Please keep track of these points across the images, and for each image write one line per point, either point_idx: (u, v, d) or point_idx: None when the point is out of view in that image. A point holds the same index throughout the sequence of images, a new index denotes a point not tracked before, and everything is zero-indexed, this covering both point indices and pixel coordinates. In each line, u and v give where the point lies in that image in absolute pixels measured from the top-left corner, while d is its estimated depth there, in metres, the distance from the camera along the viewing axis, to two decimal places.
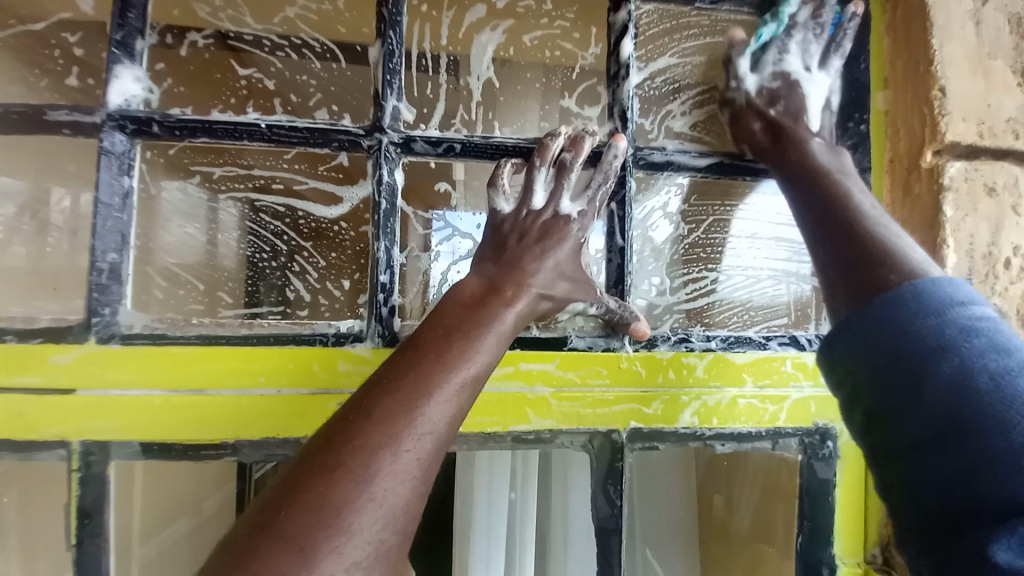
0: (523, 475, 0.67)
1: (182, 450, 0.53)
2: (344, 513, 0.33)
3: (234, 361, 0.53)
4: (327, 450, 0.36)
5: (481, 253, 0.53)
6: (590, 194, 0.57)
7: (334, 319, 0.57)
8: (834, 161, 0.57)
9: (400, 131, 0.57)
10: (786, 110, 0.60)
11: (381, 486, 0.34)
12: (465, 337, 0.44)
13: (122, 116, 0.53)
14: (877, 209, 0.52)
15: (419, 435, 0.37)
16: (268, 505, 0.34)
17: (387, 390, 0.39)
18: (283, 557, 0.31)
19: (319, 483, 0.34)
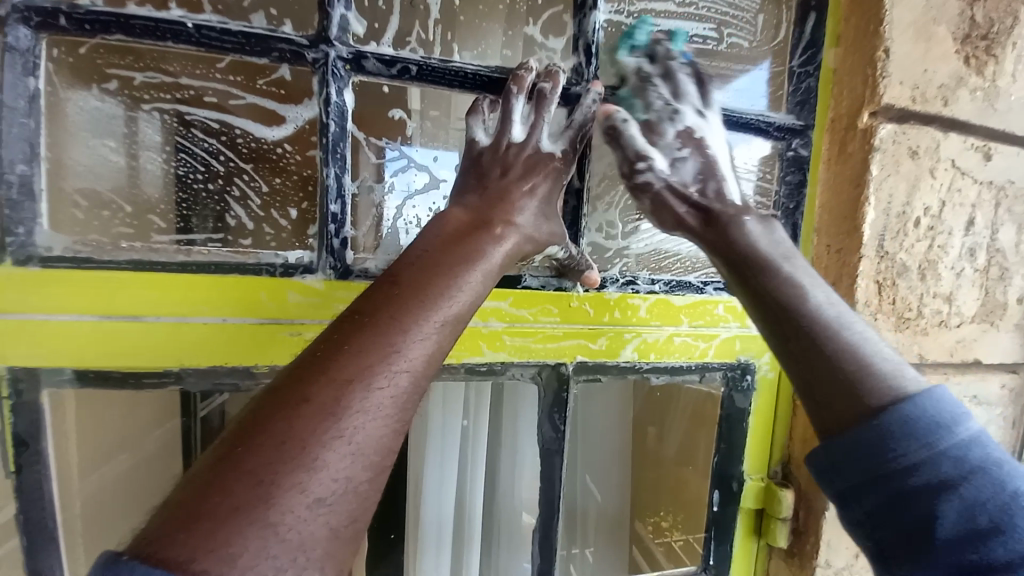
0: (476, 405, 0.70)
1: (122, 378, 0.51)
2: (312, 446, 0.34)
3: (173, 289, 0.51)
4: (297, 386, 0.36)
5: (462, 188, 0.52)
6: (568, 130, 0.56)
7: (281, 249, 0.55)
8: (763, 247, 0.53)
9: (349, 45, 0.53)
10: (706, 189, 0.57)
11: (352, 422, 0.35)
12: (446, 276, 0.43)
13: (24, 4, 0.46)
14: (833, 310, 0.49)
15: (395, 372, 0.38)
16: (232, 436, 0.34)
17: (359, 326, 0.39)
18: (247, 489, 0.32)
19: (286, 419, 0.34)
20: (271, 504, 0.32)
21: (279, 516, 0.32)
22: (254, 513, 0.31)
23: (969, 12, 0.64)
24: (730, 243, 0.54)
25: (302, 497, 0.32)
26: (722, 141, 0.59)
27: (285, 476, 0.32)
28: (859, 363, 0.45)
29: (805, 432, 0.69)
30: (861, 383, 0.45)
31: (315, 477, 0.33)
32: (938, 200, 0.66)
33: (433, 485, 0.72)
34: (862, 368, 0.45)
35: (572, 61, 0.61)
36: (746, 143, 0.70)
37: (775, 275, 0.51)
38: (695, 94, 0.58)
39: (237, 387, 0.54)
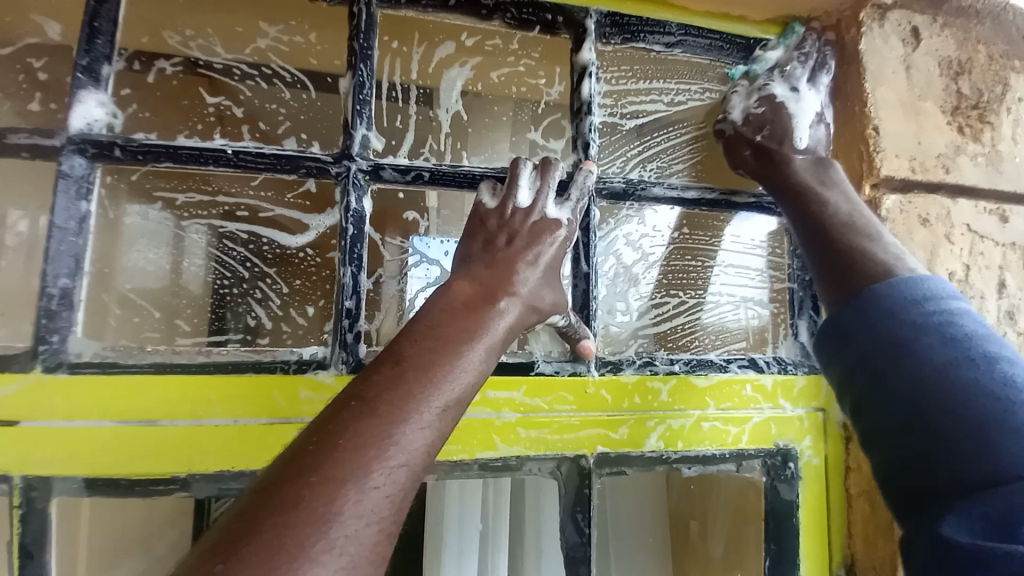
0: (494, 503, 0.65)
1: (129, 486, 0.50)
2: (299, 561, 0.30)
3: (189, 391, 0.51)
4: (286, 483, 0.33)
5: (469, 259, 0.53)
6: (570, 205, 0.59)
7: (297, 345, 0.56)
8: (811, 175, 0.61)
9: (368, 159, 0.58)
10: (772, 135, 0.65)
11: (344, 529, 0.32)
12: (451, 355, 0.42)
13: (83, 139, 0.53)
14: (851, 213, 0.55)
15: (392, 467, 0.36)
16: (213, 547, 0.31)
17: (359, 413, 0.37)
18: None
19: (273, 527, 0.31)
20: None
21: None
22: None
23: (953, 88, 0.68)
24: (779, 176, 0.63)
25: None
26: (751, 98, 0.68)
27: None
28: (853, 245, 0.52)
29: (867, 529, 0.61)
30: (858, 256, 0.51)
31: None
32: (962, 264, 0.64)
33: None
34: (854, 249, 0.52)
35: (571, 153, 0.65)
36: (754, 219, 0.70)
37: (807, 194, 0.59)
38: (804, 78, 0.67)
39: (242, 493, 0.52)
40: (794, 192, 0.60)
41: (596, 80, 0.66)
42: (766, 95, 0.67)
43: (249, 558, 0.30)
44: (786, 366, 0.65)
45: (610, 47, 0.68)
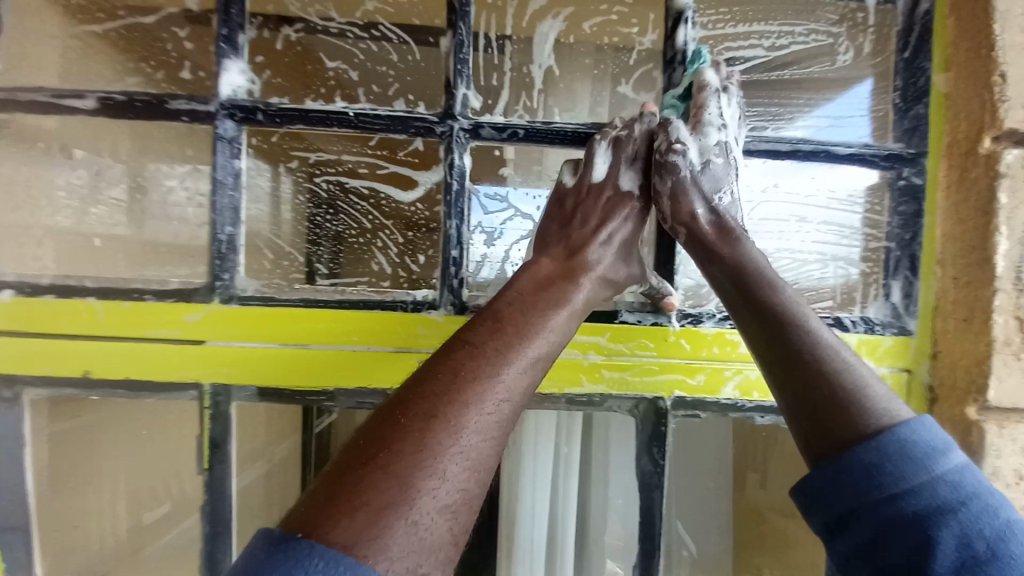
0: (567, 434, 0.72)
1: (290, 394, 0.63)
2: (440, 458, 0.40)
3: (331, 323, 0.62)
4: (422, 402, 0.42)
5: (548, 239, 0.60)
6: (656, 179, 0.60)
7: (412, 288, 0.65)
8: (764, 268, 0.56)
9: (469, 118, 0.63)
10: (711, 201, 0.59)
11: (467, 438, 0.41)
12: (539, 315, 0.51)
13: (232, 104, 0.62)
14: (830, 335, 0.51)
15: (500, 398, 0.44)
16: (369, 444, 0.40)
17: (471, 354, 0.46)
18: (388, 487, 0.38)
19: (418, 431, 0.40)
20: (413, 504, 0.38)
21: (414, 516, 0.37)
22: (398, 510, 0.37)
23: None
24: (726, 264, 0.56)
25: (432, 501, 0.38)
26: (710, 134, 0.59)
27: (419, 483, 0.38)
28: (851, 387, 0.48)
29: None
30: (852, 418, 0.46)
31: (440, 486, 0.39)
32: None
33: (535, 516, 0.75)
34: (856, 392, 0.47)
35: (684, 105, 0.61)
36: (849, 172, 0.68)
37: (759, 296, 0.54)
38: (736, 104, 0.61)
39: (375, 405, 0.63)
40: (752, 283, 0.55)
41: (692, 26, 0.65)
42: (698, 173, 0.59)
43: (399, 452, 0.39)
44: (873, 326, 0.66)
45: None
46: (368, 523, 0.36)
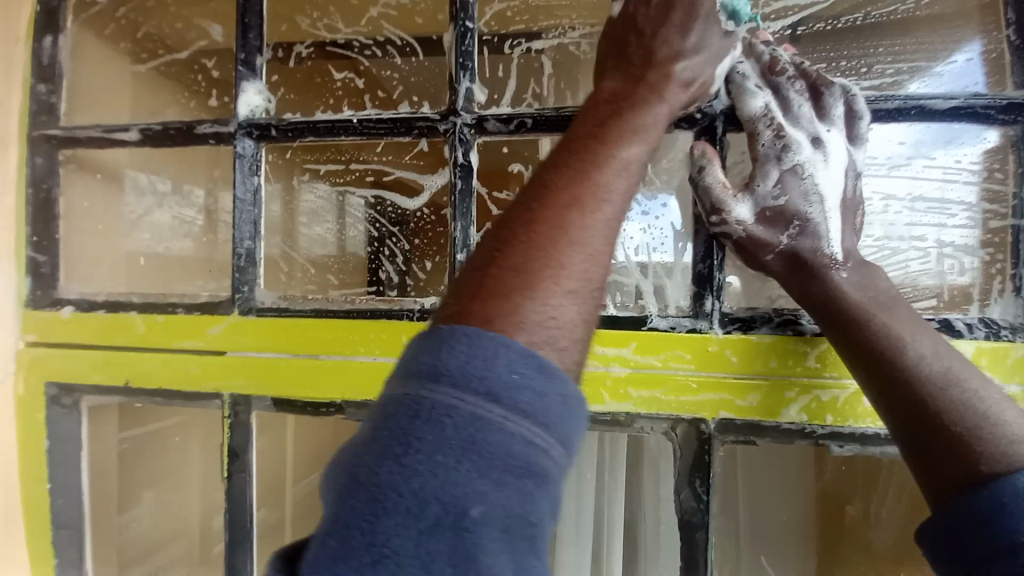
0: (610, 457, 0.63)
1: (302, 406, 0.62)
2: (562, 248, 0.37)
3: (337, 333, 0.60)
4: (545, 203, 0.39)
5: (601, 57, 0.49)
6: (759, 194, 0.50)
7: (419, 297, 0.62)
8: (872, 296, 0.47)
9: (473, 112, 0.59)
10: (801, 230, 0.49)
11: (579, 232, 0.38)
12: (623, 121, 0.43)
13: (249, 123, 0.62)
14: (940, 364, 0.43)
15: (605, 199, 0.39)
16: (480, 254, 0.38)
17: (580, 159, 0.41)
18: (515, 279, 0.35)
19: (526, 228, 0.38)
20: (542, 291, 0.35)
21: (543, 307, 0.35)
22: (522, 295, 0.35)
23: None
24: (821, 296, 0.48)
25: (558, 289, 0.36)
26: (770, 175, 0.50)
27: (544, 271, 0.36)
28: (960, 424, 0.41)
29: None
30: (965, 461, 0.39)
31: (565, 275, 0.36)
32: None
33: (570, 547, 0.66)
34: (970, 432, 0.40)
35: (755, 111, 0.51)
36: (956, 133, 0.53)
37: (863, 326, 0.46)
38: (808, 112, 0.50)
39: None
40: (850, 315, 0.47)
41: None
42: (804, 183, 0.49)
43: (514, 253, 0.37)
44: (998, 330, 0.50)
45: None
46: (494, 309, 0.34)
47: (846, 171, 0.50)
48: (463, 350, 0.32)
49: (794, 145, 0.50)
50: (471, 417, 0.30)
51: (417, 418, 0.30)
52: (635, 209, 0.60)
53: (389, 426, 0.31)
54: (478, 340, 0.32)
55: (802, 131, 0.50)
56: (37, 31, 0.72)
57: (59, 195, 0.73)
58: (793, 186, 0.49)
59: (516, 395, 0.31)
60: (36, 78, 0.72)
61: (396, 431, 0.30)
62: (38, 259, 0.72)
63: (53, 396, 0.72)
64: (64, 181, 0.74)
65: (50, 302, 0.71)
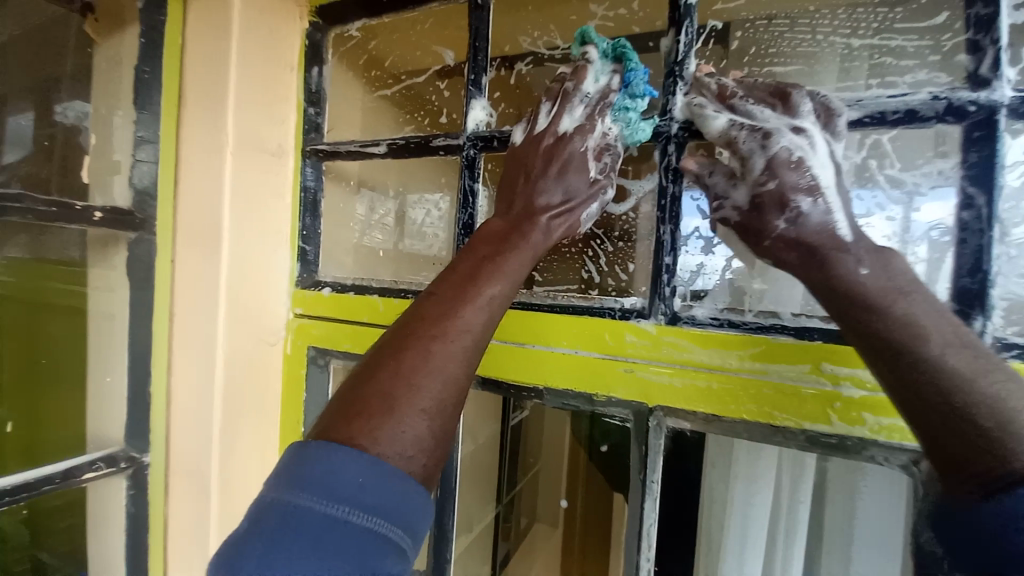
0: (794, 474, 0.64)
1: (509, 389, 0.70)
2: (411, 378, 0.46)
3: (545, 326, 0.67)
4: (402, 338, 0.48)
5: (508, 172, 0.63)
6: (752, 181, 0.54)
7: (619, 296, 0.65)
8: (888, 278, 0.45)
9: (684, 117, 0.60)
10: (790, 215, 0.51)
11: (435, 360, 0.47)
12: (492, 263, 0.53)
13: (476, 136, 0.72)
14: (964, 357, 0.40)
15: (461, 333, 0.48)
16: (350, 382, 0.47)
17: (431, 298, 0.52)
18: (377, 405, 0.44)
19: (389, 361, 0.47)
20: (397, 411, 0.44)
21: (399, 424, 0.44)
22: (382, 418, 0.44)
23: None
24: (847, 290, 0.46)
25: (414, 405, 0.45)
26: (756, 166, 0.53)
27: (403, 397, 0.45)
28: (962, 401, 0.39)
29: None
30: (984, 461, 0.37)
31: (416, 400, 0.45)
32: None
33: (735, 552, 0.68)
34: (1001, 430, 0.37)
35: (720, 128, 0.55)
36: None
37: (883, 319, 0.44)
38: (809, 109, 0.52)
39: (578, 407, 0.66)
40: (864, 304, 0.45)
41: None
42: (798, 165, 0.51)
43: (378, 380, 0.46)
44: None
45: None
46: (365, 425, 0.44)
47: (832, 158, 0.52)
48: (333, 460, 0.42)
49: (779, 131, 0.52)
50: (331, 511, 0.40)
51: (284, 522, 0.40)
52: (879, 212, 0.57)
53: (268, 519, 0.40)
54: (332, 453, 0.42)
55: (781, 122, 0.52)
56: (307, 63, 0.91)
57: (322, 197, 0.94)
58: (782, 168, 0.51)
59: (364, 498, 0.41)
60: (308, 102, 0.92)
61: (267, 534, 0.39)
62: (307, 248, 0.93)
63: (312, 357, 0.91)
64: (324, 187, 0.95)
65: (312, 282, 0.92)
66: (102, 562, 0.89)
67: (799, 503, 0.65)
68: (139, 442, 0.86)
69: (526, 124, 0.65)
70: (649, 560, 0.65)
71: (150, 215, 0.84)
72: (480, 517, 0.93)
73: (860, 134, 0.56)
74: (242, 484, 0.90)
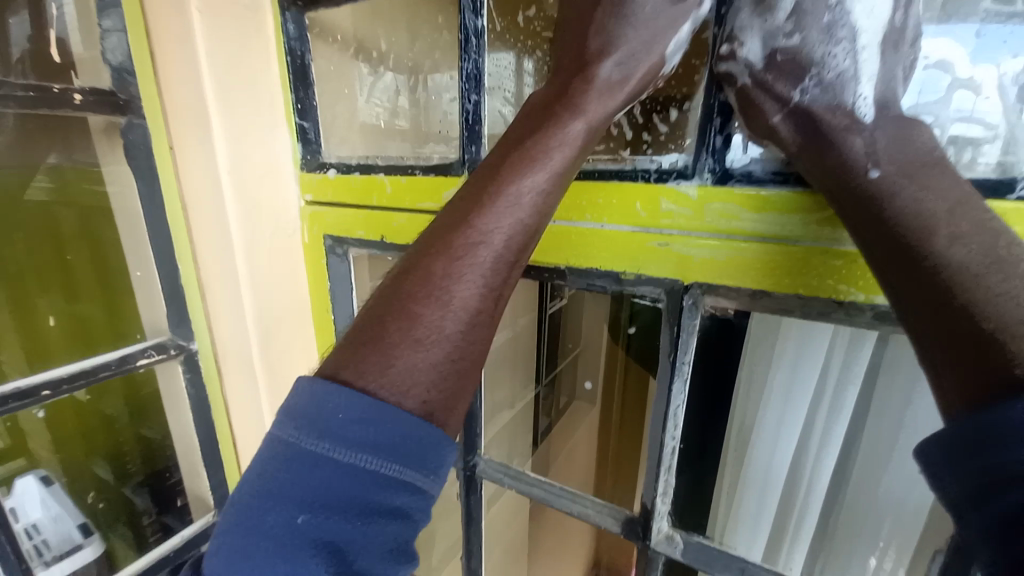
0: (847, 357, 0.58)
1: (527, 268, 0.64)
2: (439, 283, 0.42)
3: (567, 196, 0.57)
4: (426, 250, 0.44)
5: (582, 16, 0.46)
6: (771, 28, 0.40)
7: (657, 153, 0.53)
8: (902, 167, 0.37)
9: None
10: (817, 79, 0.39)
11: (462, 261, 0.42)
12: (543, 137, 0.44)
13: None
14: (977, 246, 0.33)
15: (503, 210, 0.43)
16: (375, 307, 0.43)
17: (463, 199, 0.45)
18: (413, 313, 0.41)
19: (420, 273, 0.43)
20: (425, 315, 0.41)
21: (421, 337, 0.41)
22: (413, 330, 0.41)
23: None
24: (841, 165, 0.38)
25: (437, 306, 0.42)
26: (784, 2, 0.39)
27: (430, 304, 0.42)
28: (962, 296, 0.32)
29: None
30: (976, 356, 0.31)
31: (443, 303, 0.42)
32: None
33: (770, 432, 0.65)
34: (1002, 326, 0.30)
35: None
36: None
37: (873, 199, 0.37)
38: None
39: (605, 288, 0.59)
40: (860, 196, 0.37)
41: None
42: (832, 12, 0.38)
43: (409, 294, 0.42)
44: None
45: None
46: (362, 356, 0.41)
47: None
48: (341, 414, 0.38)
49: None
50: (345, 460, 0.38)
51: (287, 462, 0.38)
52: None
53: (283, 467, 0.38)
54: (353, 406, 0.38)
55: None
56: None
57: (311, 61, 0.81)
58: (811, 16, 0.38)
59: (360, 441, 0.38)
60: None
61: (275, 469, 0.38)
62: (305, 125, 0.83)
63: (329, 245, 0.88)
64: (313, 48, 0.81)
65: (318, 164, 0.84)
66: (180, 433, 1.00)
67: (850, 378, 0.59)
68: (184, 330, 0.90)
69: None
70: (676, 439, 0.61)
71: (133, 94, 0.76)
72: (522, 393, 1.00)
73: None
74: (281, 364, 0.94)
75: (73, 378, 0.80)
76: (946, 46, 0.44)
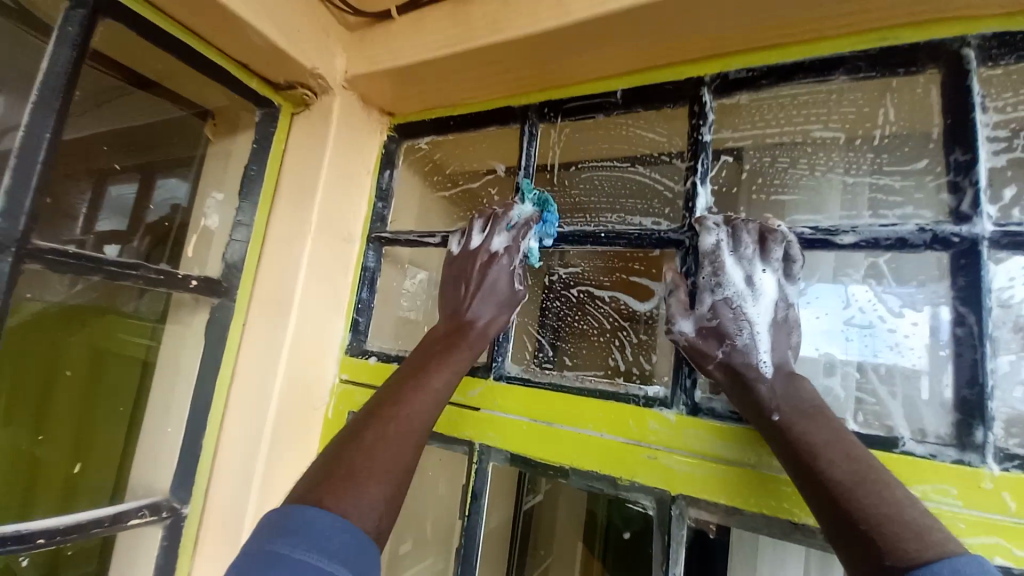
0: None
1: (534, 464, 0.74)
2: (379, 442, 0.58)
3: (573, 408, 0.72)
4: (365, 421, 0.61)
5: (456, 287, 0.76)
6: (698, 314, 0.64)
7: (643, 383, 0.71)
8: (795, 408, 0.54)
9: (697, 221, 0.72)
10: (729, 347, 0.60)
11: (391, 425, 0.60)
12: (444, 350, 0.69)
13: None
14: (849, 469, 0.48)
15: (421, 392, 0.64)
16: (324, 466, 0.57)
17: (392, 388, 0.65)
18: (357, 464, 0.56)
19: (366, 437, 0.59)
20: (365, 464, 0.56)
21: (364, 480, 0.55)
22: (355, 475, 0.55)
23: None
24: (757, 407, 0.56)
25: (374, 457, 0.57)
26: (705, 303, 0.64)
27: (369, 455, 0.57)
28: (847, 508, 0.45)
29: None
30: (870, 560, 0.42)
31: (379, 454, 0.57)
32: None
33: None
34: (877, 534, 0.43)
35: (707, 247, 0.65)
36: None
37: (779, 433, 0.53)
38: (776, 256, 0.62)
39: (602, 490, 0.69)
40: (773, 433, 0.53)
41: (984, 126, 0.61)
42: (734, 311, 0.62)
43: (352, 451, 0.57)
44: None
45: (999, 69, 0.62)
46: (329, 491, 0.53)
47: (776, 301, 0.62)
48: (307, 518, 0.50)
49: (724, 281, 0.64)
50: (303, 556, 0.47)
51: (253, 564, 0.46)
52: (881, 324, 0.63)
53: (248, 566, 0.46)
54: (307, 521, 0.50)
55: (741, 269, 0.63)
56: (381, 167, 1.09)
57: (378, 278, 1.06)
58: (724, 312, 0.62)
59: (318, 539, 0.48)
60: (377, 198, 1.08)
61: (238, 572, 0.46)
62: (359, 319, 1.04)
63: None
64: (381, 269, 1.07)
65: (361, 350, 1.01)
66: None
67: None
68: (183, 493, 0.92)
69: (465, 238, 0.81)
70: None
71: (233, 284, 0.97)
72: None
73: (865, 258, 0.64)
74: None
75: (67, 531, 0.79)
76: (829, 340, 0.65)
